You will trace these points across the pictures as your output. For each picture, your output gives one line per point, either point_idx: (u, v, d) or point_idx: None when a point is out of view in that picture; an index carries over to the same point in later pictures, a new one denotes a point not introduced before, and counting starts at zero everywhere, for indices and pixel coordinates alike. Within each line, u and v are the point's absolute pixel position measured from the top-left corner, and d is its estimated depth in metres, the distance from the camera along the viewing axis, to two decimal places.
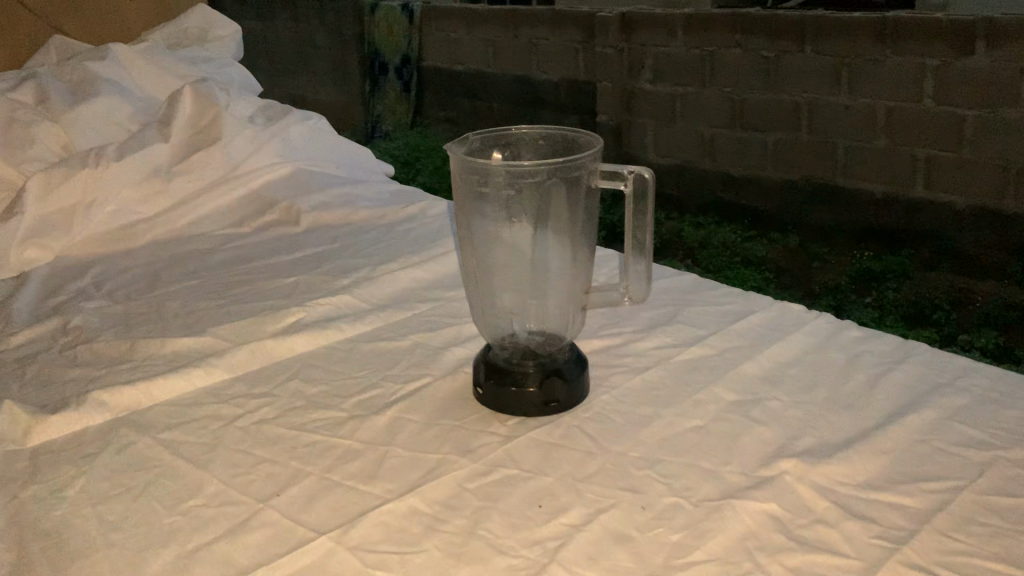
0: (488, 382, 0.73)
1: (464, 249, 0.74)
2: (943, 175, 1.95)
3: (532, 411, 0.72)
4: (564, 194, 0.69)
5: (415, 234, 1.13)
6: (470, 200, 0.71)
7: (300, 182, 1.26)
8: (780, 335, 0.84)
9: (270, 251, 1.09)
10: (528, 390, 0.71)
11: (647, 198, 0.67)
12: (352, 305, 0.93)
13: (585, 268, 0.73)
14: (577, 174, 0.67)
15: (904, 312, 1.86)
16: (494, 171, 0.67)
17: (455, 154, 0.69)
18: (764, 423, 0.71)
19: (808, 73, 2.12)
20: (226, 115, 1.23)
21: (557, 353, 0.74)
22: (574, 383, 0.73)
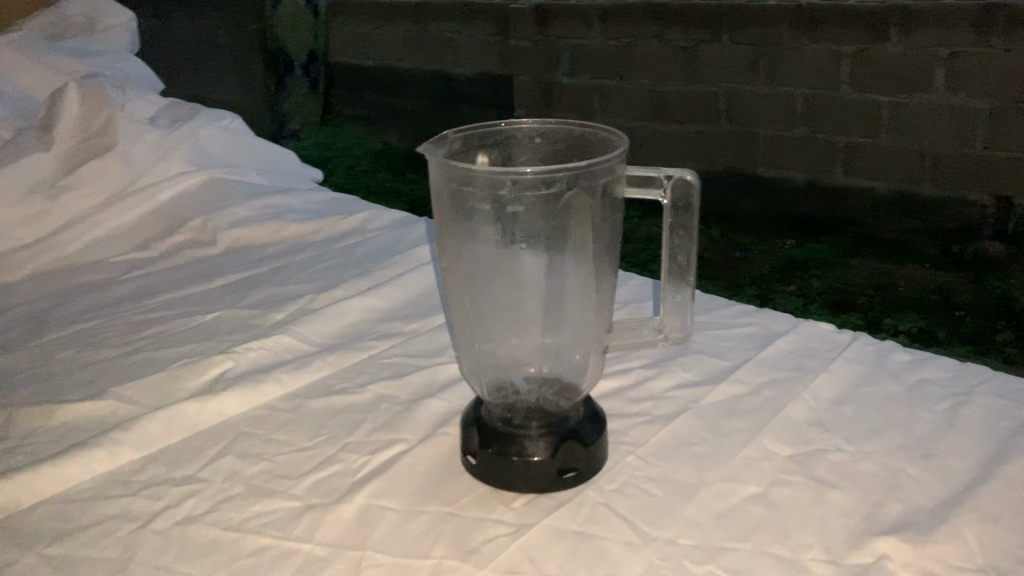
0: (484, 452, 0.57)
1: (451, 284, 0.59)
2: (865, 162, 1.72)
3: (542, 487, 0.56)
4: (583, 208, 0.54)
5: (353, 254, 0.95)
6: (459, 224, 0.55)
7: (216, 194, 1.05)
8: (817, 365, 0.71)
9: (178, 281, 0.90)
10: (536, 461, 0.56)
11: (690, 211, 0.54)
12: (290, 348, 0.75)
13: (606, 302, 0.58)
14: (601, 183, 0.51)
15: (829, 298, 1.47)
16: (491, 186, 0.51)
17: (436, 164, 0.52)
18: (836, 485, 0.57)
19: (725, 64, 1.84)
20: (121, 117, 1.03)
21: (569, 410, 0.58)
22: (594, 448, 0.57)
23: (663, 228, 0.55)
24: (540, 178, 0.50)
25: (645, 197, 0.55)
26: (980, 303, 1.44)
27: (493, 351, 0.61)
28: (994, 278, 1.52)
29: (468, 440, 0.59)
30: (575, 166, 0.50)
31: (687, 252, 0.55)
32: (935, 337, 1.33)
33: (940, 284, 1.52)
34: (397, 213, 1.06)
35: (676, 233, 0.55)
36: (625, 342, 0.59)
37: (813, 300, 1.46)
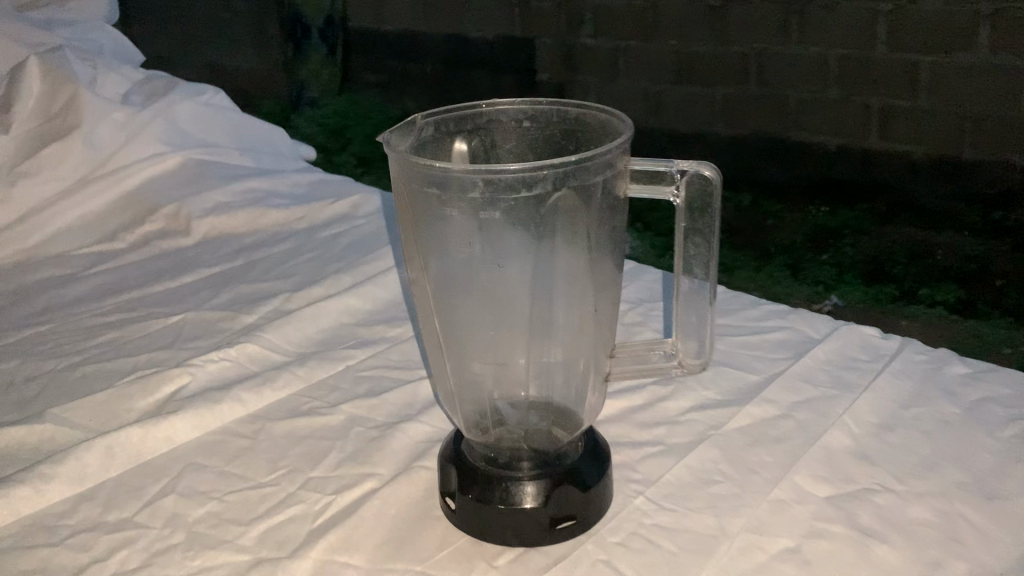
0: (464, 499, 0.48)
1: (420, 300, 0.49)
2: (902, 127, 1.49)
3: (534, 540, 0.47)
4: (575, 212, 0.44)
5: (335, 247, 0.85)
6: (426, 226, 0.45)
7: (191, 177, 0.96)
8: (860, 380, 0.61)
9: (143, 278, 0.81)
10: (525, 511, 0.47)
11: (710, 211, 0.45)
12: (256, 358, 0.66)
13: (606, 325, 0.49)
14: (597, 180, 0.42)
15: (863, 267, 1.25)
16: (461, 186, 0.41)
17: (395, 156, 0.43)
18: (885, 538, 0.47)
19: (755, 19, 1.57)
20: (86, 94, 0.94)
21: (565, 449, 0.49)
22: (594, 493, 0.48)
23: (674, 233, 0.46)
24: (521, 179, 0.41)
25: (652, 195, 0.45)
26: (1022, 279, 1.20)
27: (473, 379, 0.51)
28: None
29: (447, 484, 0.50)
30: (566, 162, 0.40)
31: (704, 262, 0.47)
32: (975, 308, 1.13)
33: (981, 254, 1.27)
34: (389, 197, 0.96)
35: (692, 239, 0.46)
36: (630, 367, 0.50)
37: (847, 268, 1.24)
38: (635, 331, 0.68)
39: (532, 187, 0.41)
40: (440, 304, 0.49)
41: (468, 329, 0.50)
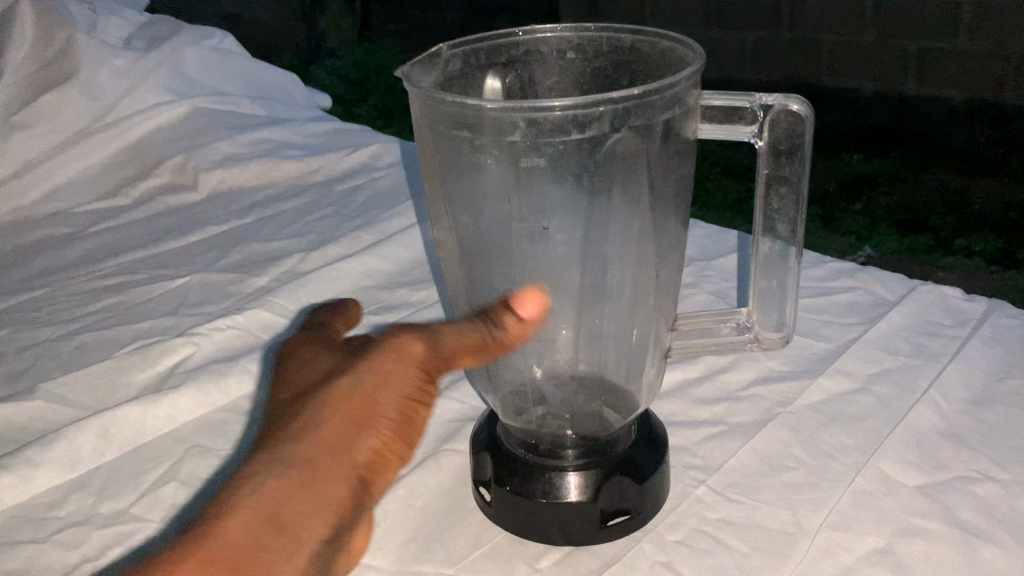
0: (502, 491, 0.42)
1: (450, 265, 0.43)
2: (939, 70, 1.32)
3: (583, 538, 0.41)
4: (636, 160, 0.37)
5: (354, 201, 0.79)
6: (456, 178, 0.39)
7: (200, 127, 0.89)
8: (945, 348, 0.54)
9: (148, 237, 0.75)
10: (574, 507, 0.41)
11: (798, 155, 0.41)
12: (268, 326, 0.60)
13: (668, 291, 0.42)
14: (662, 118, 0.36)
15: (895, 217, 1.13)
16: (499, 129, 0.35)
17: (419, 95, 0.36)
18: (993, 539, 0.40)
19: None
20: (83, 39, 0.87)
21: (619, 436, 0.43)
22: (650, 484, 0.42)
23: (756, 181, 0.42)
24: (573, 119, 0.34)
25: (729, 136, 0.40)
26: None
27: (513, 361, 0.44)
28: None
29: (481, 474, 0.44)
30: (628, 94, 0.34)
31: (791, 219, 0.42)
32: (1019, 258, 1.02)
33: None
34: (411, 146, 0.89)
35: (776, 189, 0.42)
36: (694, 342, 0.45)
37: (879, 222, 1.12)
38: (687, 293, 0.61)
39: (585, 129, 0.35)
40: (471, 270, 0.42)
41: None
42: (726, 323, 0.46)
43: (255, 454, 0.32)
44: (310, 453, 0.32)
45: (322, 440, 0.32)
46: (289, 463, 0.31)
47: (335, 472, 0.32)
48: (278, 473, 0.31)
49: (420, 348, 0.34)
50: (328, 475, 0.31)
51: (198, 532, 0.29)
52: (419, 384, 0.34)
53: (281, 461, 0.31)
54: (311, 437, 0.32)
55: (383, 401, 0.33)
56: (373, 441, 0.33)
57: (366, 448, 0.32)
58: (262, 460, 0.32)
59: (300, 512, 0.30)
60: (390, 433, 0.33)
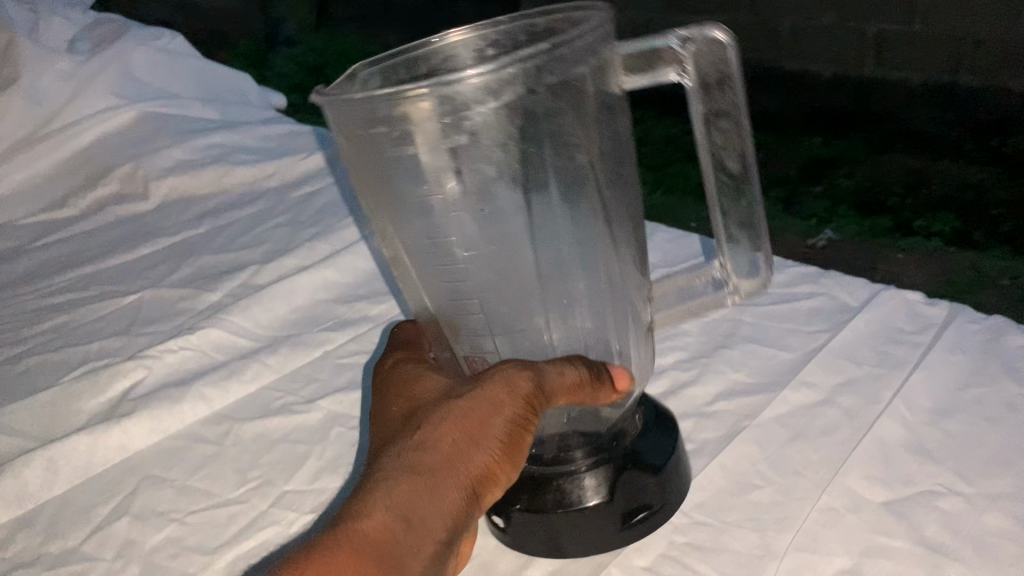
0: (516, 512, 0.42)
1: (407, 280, 0.42)
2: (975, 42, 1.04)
3: (609, 541, 0.42)
4: (570, 129, 0.36)
5: (310, 209, 0.77)
6: (393, 190, 0.38)
7: (149, 133, 0.86)
8: (908, 357, 0.53)
9: (96, 250, 0.73)
10: (594, 510, 0.41)
11: (728, 83, 0.40)
12: (222, 347, 0.58)
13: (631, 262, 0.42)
14: (580, 72, 0.34)
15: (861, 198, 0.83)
16: (413, 118, 0.33)
17: (334, 111, 0.35)
18: (958, 559, 0.40)
19: None
20: (24, 41, 0.84)
21: (622, 426, 0.44)
22: (663, 471, 0.43)
23: (692, 120, 0.41)
24: (485, 87, 0.33)
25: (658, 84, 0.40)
26: None
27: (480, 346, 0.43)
28: None
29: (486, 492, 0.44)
30: (537, 51, 0.32)
31: (737, 150, 0.41)
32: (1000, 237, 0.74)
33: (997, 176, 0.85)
34: None
35: (716, 125, 0.41)
36: (673, 307, 0.46)
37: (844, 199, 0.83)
38: None
39: (499, 95, 0.33)
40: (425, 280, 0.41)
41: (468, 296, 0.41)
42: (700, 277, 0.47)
43: (385, 455, 0.36)
44: (433, 461, 0.35)
45: (443, 450, 0.35)
46: (409, 466, 0.35)
47: (451, 480, 0.35)
48: (403, 478, 0.34)
49: (526, 381, 0.36)
50: (447, 485, 0.35)
51: (341, 529, 0.33)
52: (528, 410, 0.36)
53: (411, 466, 0.35)
54: (434, 446, 0.35)
55: (493, 424, 0.36)
56: (484, 459, 0.36)
57: (480, 461, 0.36)
58: (394, 465, 0.35)
59: (426, 510, 0.34)
60: (498, 452, 0.36)
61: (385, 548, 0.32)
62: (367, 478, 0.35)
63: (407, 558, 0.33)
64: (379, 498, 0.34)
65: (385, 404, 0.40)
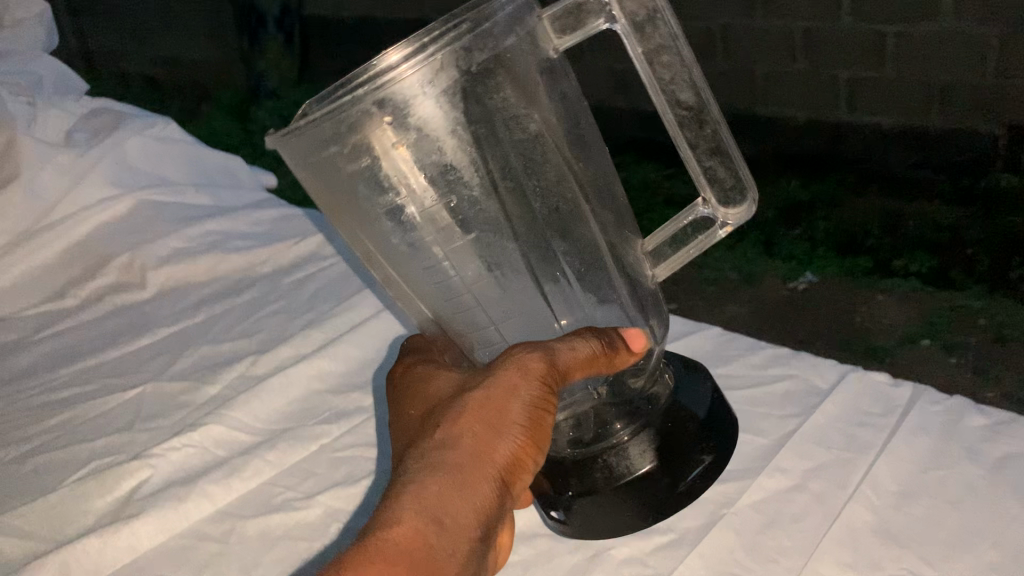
0: (579, 497, 0.52)
1: (410, 292, 0.52)
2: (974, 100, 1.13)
3: (665, 498, 0.51)
4: (511, 100, 0.45)
5: (303, 294, 0.80)
6: (366, 210, 0.47)
7: (145, 223, 0.89)
8: (874, 440, 0.57)
9: (96, 343, 0.75)
10: (645, 471, 0.51)
11: (656, 20, 0.46)
12: (223, 442, 0.61)
13: (595, 229, 0.50)
14: (500, 44, 0.43)
15: (842, 241, 1.00)
16: (370, 130, 0.42)
17: (301, 146, 0.44)
18: None
19: None
20: (25, 139, 0.87)
21: (655, 396, 0.53)
22: (699, 423, 0.53)
23: (636, 60, 0.47)
24: (420, 76, 0.41)
25: (587, 37, 0.47)
26: (1000, 249, 0.92)
27: (489, 339, 0.53)
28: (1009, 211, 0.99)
29: (548, 490, 0.53)
30: (458, 34, 0.41)
31: (687, 81, 0.47)
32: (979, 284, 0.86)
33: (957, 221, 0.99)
34: None
35: (658, 60, 0.47)
36: (672, 258, 0.53)
37: (826, 246, 0.99)
38: None
39: (436, 82, 0.42)
40: (418, 282, 0.51)
41: (460, 291, 0.50)
42: (687, 222, 0.53)
43: (417, 456, 0.44)
44: (461, 461, 0.43)
45: (471, 447, 0.44)
46: (440, 470, 0.43)
47: (481, 470, 0.43)
48: (435, 480, 0.42)
49: (540, 365, 0.46)
50: (476, 476, 0.43)
51: (379, 533, 0.40)
52: (545, 390, 0.46)
53: (441, 466, 0.43)
54: (463, 446, 0.44)
55: (515, 413, 0.45)
56: (509, 444, 0.45)
57: (505, 449, 0.44)
58: (427, 466, 0.43)
59: (457, 503, 0.42)
60: (522, 435, 0.45)
61: (424, 544, 0.40)
62: (403, 479, 0.43)
63: (446, 552, 0.40)
64: (416, 500, 0.42)
65: (414, 413, 0.50)
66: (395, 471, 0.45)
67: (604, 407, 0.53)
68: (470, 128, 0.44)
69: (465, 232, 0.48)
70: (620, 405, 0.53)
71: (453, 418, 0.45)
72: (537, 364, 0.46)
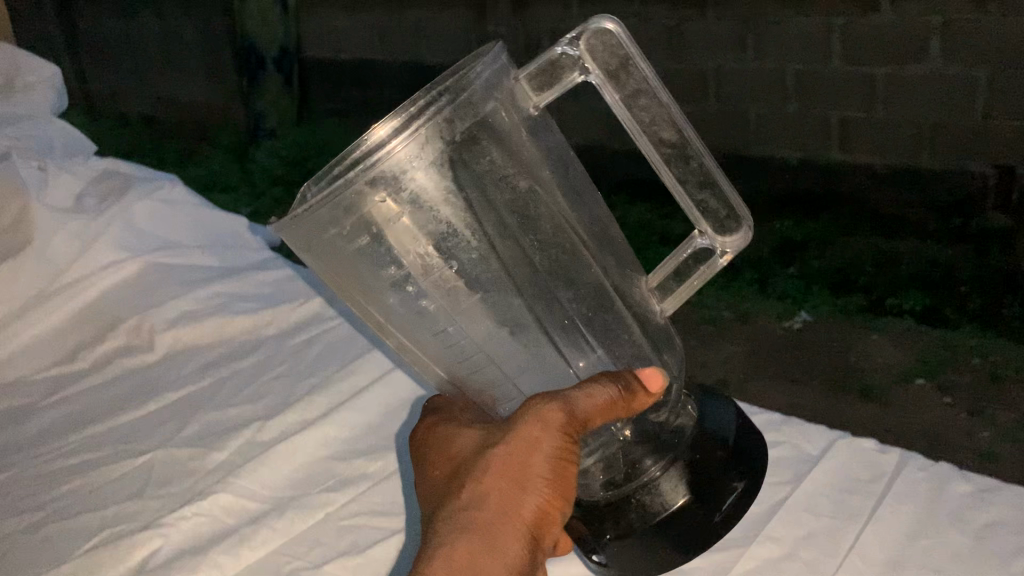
0: (620, 537, 0.54)
1: (422, 353, 0.54)
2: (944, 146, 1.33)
3: (703, 529, 0.54)
4: (497, 160, 0.48)
5: (307, 357, 0.82)
6: (371, 279, 0.49)
7: (152, 286, 0.92)
8: (863, 507, 0.59)
9: (107, 407, 0.77)
10: (680, 504, 0.54)
11: (629, 64, 0.49)
12: (232, 510, 0.63)
13: (595, 274, 0.52)
14: (481, 111, 0.46)
15: (830, 276, 1.15)
16: (366, 205, 0.44)
17: (302, 232, 0.46)
18: None
19: (711, 37, 1.49)
20: (36, 207, 0.89)
21: (683, 431, 0.56)
22: (728, 450, 0.56)
23: (616, 107, 0.50)
24: (409, 150, 0.44)
25: (564, 89, 0.49)
26: (990, 283, 1.09)
27: (505, 392, 0.56)
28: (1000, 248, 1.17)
29: (586, 535, 0.55)
30: (438, 108, 0.43)
31: (666, 120, 0.50)
32: (974, 306, 1.04)
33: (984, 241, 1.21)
34: None
35: (636, 102, 0.50)
36: (677, 293, 0.55)
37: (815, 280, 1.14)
38: None
39: (425, 154, 0.44)
40: (426, 342, 0.53)
41: (471, 349, 0.53)
42: (687, 256, 0.55)
43: (452, 514, 0.50)
44: (490, 521, 0.48)
45: (499, 507, 0.49)
46: (472, 532, 0.48)
47: (509, 529, 0.48)
48: (466, 543, 0.48)
49: (556, 417, 0.49)
50: (506, 535, 0.48)
51: None
52: (564, 439, 0.49)
53: (471, 528, 0.48)
54: (492, 505, 0.49)
55: (537, 467, 0.49)
56: (534, 499, 0.49)
57: (531, 506, 0.49)
58: (460, 527, 0.49)
59: (488, 562, 0.47)
60: (546, 488, 0.49)
61: None
62: (440, 537, 0.49)
63: None
64: (448, 560, 0.47)
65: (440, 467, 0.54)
66: (430, 527, 0.51)
67: (631, 446, 0.55)
68: (462, 193, 0.47)
69: (471, 292, 0.50)
70: (646, 443, 0.55)
71: (481, 474, 0.50)
72: (555, 415, 0.49)
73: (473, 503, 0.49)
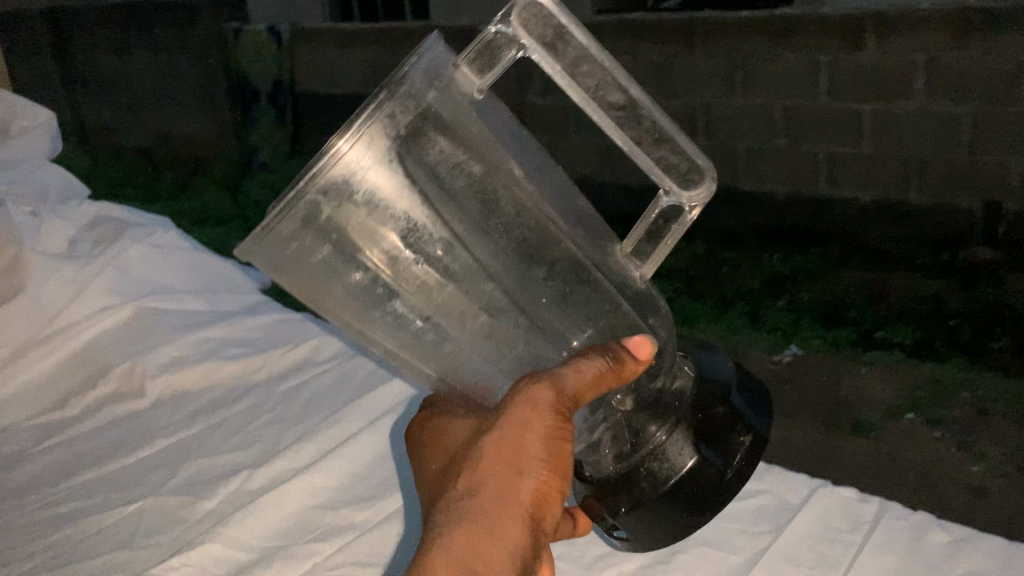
0: (635, 509, 0.53)
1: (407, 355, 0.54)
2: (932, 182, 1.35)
3: (716, 488, 0.52)
4: (450, 147, 0.47)
5: (297, 403, 0.83)
6: (343, 288, 0.49)
7: (143, 330, 0.92)
8: (844, 556, 0.60)
9: (97, 454, 0.78)
10: (688, 466, 0.52)
11: (564, 33, 0.47)
12: (220, 561, 0.63)
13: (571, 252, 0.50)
14: (423, 102, 0.45)
15: (817, 309, 1.17)
16: (319, 216, 0.44)
17: (268, 256, 0.46)
18: None
19: (701, 75, 1.52)
20: (30, 253, 0.91)
21: (684, 391, 0.54)
22: (730, 398, 0.54)
23: (559, 78, 0.48)
24: (353, 152, 0.43)
25: (504, 66, 0.47)
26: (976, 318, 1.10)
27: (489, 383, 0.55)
28: (987, 283, 1.20)
29: (603, 510, 0.55)
30: (373, 105, 0.43)
31: (610, 85, 0.48)
32: (961, 342, 1.05)
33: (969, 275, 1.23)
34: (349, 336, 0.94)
35: (579, 71, 0.48)
36: (652, 254, 0.52)
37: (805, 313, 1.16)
38: None
39: (371, 152, 0.44)
40: (405, 343, 0.53)
41: (446, 344, 0.52)
42: (655, 217, 0.52)
43: (448, 506, 0.50)
44: (487, 506, 0.49)
45: (495, 492, 0.49)
46: (467, 521, 0.48)
47: (507, 511, 0.49)
48: (461, 532, 0.48)
49: (546, 397, 0.48)
50: (505, 520, 0.48)
51: None
52: (555, 418, 0.48)
53: (466, 517, 0.49)
54: (487, 491, 0.49)
55: (530, 450, 0.49)
56: (530, 481, 0.49)
57: (528, 488, 0.49)
58: (455, 517, 0.49)
59: (488, 547, 0.47)
60: (541, 468, 0.49)
61: None
62: (436, 529, 0.49)
63: None
64: (446, 550, 0.47)
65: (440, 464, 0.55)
66: (428, 522, 0.51)
67: (633, 416, 0.54)
68: (417, 186, 0.46)
69: (444, 283, 0.49)
70: (648, 410, 0.54)
71: (474, 463, 0.50)
72: (545, 396, 0.48)
73: (469, 491, 0.50)
